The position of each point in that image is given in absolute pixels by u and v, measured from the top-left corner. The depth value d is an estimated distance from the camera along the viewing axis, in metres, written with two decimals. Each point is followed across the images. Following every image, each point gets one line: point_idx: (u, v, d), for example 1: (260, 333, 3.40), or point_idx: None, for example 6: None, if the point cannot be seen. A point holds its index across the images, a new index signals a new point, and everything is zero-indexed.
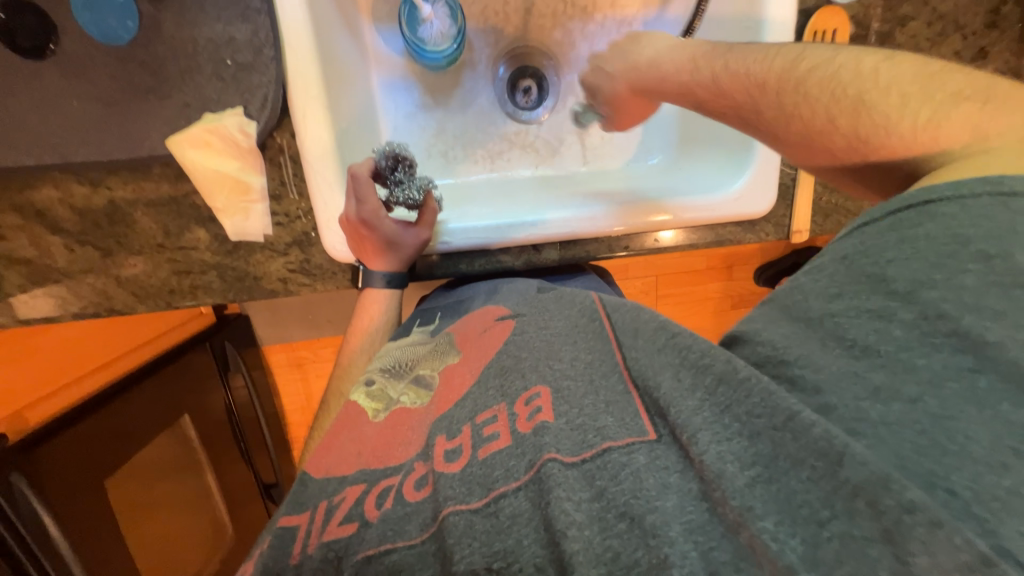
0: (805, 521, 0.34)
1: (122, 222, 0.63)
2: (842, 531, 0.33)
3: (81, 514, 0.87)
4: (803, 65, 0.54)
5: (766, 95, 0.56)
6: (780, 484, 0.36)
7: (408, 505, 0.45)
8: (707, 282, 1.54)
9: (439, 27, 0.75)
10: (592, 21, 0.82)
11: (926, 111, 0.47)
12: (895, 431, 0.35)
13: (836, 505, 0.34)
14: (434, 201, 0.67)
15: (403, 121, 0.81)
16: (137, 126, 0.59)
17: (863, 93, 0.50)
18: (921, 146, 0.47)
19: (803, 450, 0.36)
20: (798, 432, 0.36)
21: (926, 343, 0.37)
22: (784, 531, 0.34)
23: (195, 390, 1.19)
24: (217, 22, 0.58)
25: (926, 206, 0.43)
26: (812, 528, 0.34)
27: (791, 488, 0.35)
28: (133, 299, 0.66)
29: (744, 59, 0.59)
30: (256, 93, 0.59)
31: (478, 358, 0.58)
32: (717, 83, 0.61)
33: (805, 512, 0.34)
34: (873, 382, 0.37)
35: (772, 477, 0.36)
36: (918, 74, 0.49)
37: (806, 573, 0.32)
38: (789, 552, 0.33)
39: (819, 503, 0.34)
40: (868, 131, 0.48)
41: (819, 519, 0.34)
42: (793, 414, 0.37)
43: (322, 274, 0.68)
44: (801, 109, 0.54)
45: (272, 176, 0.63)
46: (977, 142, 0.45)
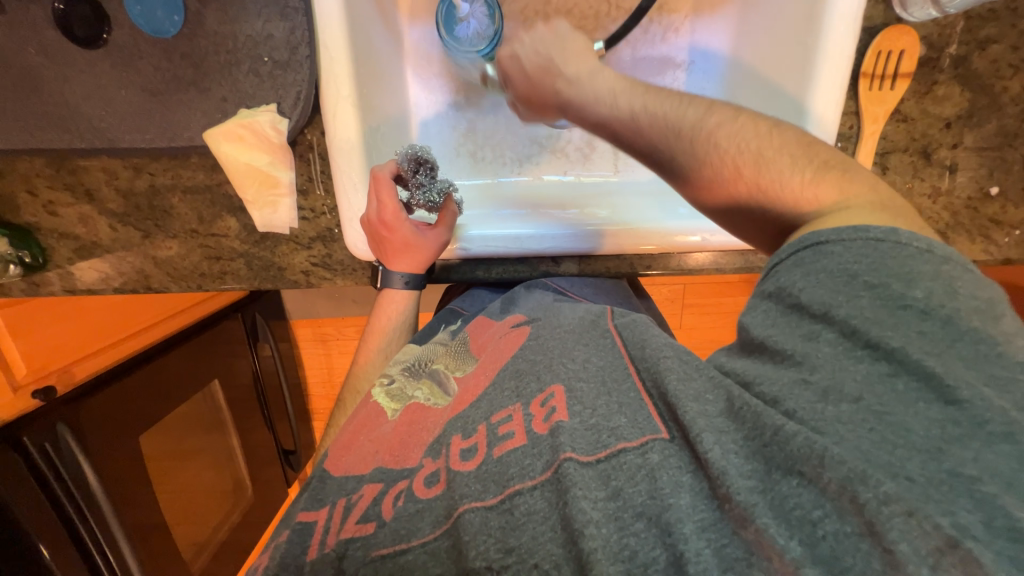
0: (799, 522, 0.33)
1: (161, 207, 0.66)
2: (835, 529, 0.32)
3: (119, 463, 0.95)
4: (711, 118, 0.48)
5: (680, 142, 0.49)
6: (774, 492, 0.35)
7: (420, 501, 0.47)
8: (736, 294, 1.48)
9: (475, 27, 0.74)
10: (637, 24, 0.77)
11: (810, 170, 0.45)
12: (851, 428, 0.33)
13: (827, 505, 0.32)
14: (453, 205, 0.68)
15: (435, 119, 0.81)
16: (177, 115, 0.61)
17: (761, 147, 0.46)
18: (805, 203, 0.45)
19: (790, 458, 0.34)
20: (783, 444, 0.35)
21: (849, 357, 0.36)
22: (783, 531, 0.33)
23: (225, 358, 1.25)
24: (256, 18, 0.58)
25: (818, 246, 0.41)
26: (807, 528, 0.33)
27: (782, 493, 0.34)
28: (167, 279, 0.69)
29: (662, 102, 0.50)
30: (289, 91, 0.60)
31: (493, 362, 0.59)
32: (636, 122, 0.50)
33: (798, 514, 0.33)
34: (818, 385, 0.36)
35: (767, 487, 0.35)
36: (800, 139, 0.47)
37: (812, 566, 0.32)
38: (794, 547, 0.32)
39: (811, 504, 0.33)
40: (772, 186, 0.46)
41: (812, 519, 0.33)
42: (779, 426, 0.36)
43: (342, 269, 0.69)
44: (711, 159, 0.48)
45: (300, 172, 0.64)
46: (843, 198, 0.44)
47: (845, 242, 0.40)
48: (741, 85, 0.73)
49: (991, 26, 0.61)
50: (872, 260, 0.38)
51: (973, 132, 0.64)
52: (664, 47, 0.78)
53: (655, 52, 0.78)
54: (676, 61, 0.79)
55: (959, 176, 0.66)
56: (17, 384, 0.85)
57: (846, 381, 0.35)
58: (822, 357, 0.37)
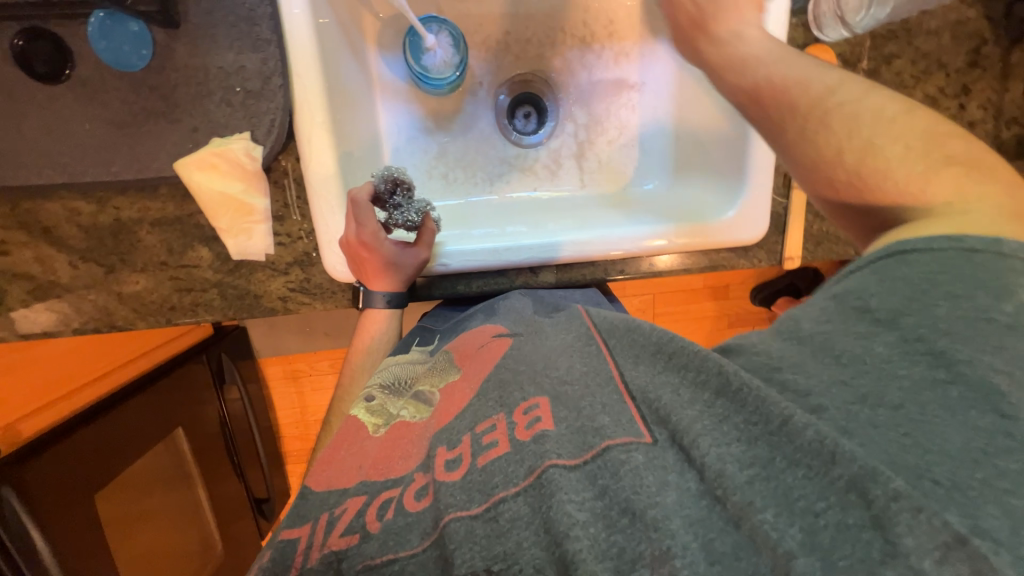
0: (802, 512, 0.35)
1: (128, 240, 0.64)
2: (837, 518, 0.34)
3: (73, 525, 0.87)
4: (834, 96, 0.53)
5: (793, 114, 0.54)
6: (777, 481, 0.37)
7: (409, 515, 0.46)
8: (702, 301, 1.56)
9: (442, 56, 0.78)
10: (591, 51, 0.85)
11: (921, 164, 0.49)
12: (882, 432, 0.37)
13: (830, 497, 0.35)
14: (432, 223, 0.69)
15: (406, 144, 0.83)
16: (145, 147, 0.60)
17: (875, 136, 0.50)
18: (911, 198, 0.49)
19: (799, 451, 0.37)
20: (793, 435, 0.37)
21: (907, 358, 0.40)
22: (783, 520, 0.35)
23: (189, 403, 1.18)
24: (228, 50, 0.60)
25: (904, 254, 0.45)
26: (809, 518, 0.35)
27: (788, 484, 0.36)
28: (134, 315, 0.66)
29: (790, 71, 0.56)
30: (263, 118, 0.61)
31: (475, 376, 0.57)
32: (757, 90, 0.57)
33: (802, 504, 0.35)
34: (858, 389, 0.39)
35: (769, 475, 0.37)
36: (927, 130, 0.50)
37: (806, 556, 0.33)
38: (789, 539, 0.34)
39: (815, 496, 0.35)
40: (875, 173, 0.50)
41: (815, 510, 0.35)
42: (788, 418, 0.38)
43: (322, 293, 0.69)
44: (821, 134, 0.53)
45: (276, 199, 0.65)
46: (959, 198, 0.47)
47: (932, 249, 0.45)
48: (688, 99, 0.83)
49: (892, 43, 0.71)
50: (950, 271, 0.43)
51: None
52: (617, 70, 0.85)
53: (609, 76, 0.86)
54: (630, 82, 0.86)
55: None
56: None
57: (888, 388, 0.38)
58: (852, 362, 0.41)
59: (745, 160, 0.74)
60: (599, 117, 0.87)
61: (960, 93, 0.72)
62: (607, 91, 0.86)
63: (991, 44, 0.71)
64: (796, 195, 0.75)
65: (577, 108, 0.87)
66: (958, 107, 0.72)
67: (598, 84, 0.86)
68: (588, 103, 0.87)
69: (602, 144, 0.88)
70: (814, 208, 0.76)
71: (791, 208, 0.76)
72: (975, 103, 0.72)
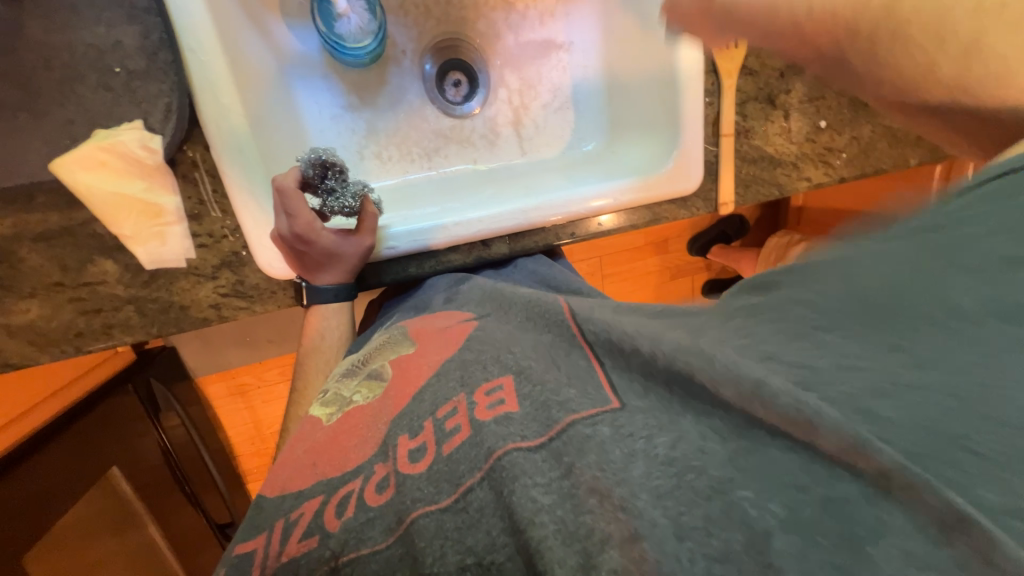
0: (784, 486, 0.33)
1: (6, 261, 0.54)
2: (823, 492, 0.32)
3: None
4: None
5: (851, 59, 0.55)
6: (759, 453, 0.35)
7: (370, 510, 0.43)
8: (646, 257, 1.62)
9: (357, 21, 0.71)
10: (514, 12, 0.83)
11: None
12: (928, 394, 0.32)
13: (815, 470, 0.33)
14: (373, 206, 0.63)
15: (330, 123, 0.76)
16: (8, 148, 0.50)
17: None
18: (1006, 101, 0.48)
19: (779, 419, 0.34)
20: (770, 399, 0.34)
21: (990, 307, 0.34)
22: (763, 496, 0.33)
23: (120, 437, 1.10)
24: (96, 24, 0.50)
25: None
26: (791, 492, 0.33)
27: (769, 457, 0.34)
28: (31, 349, 0.57)
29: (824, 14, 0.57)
30: (155, 103, 0.53)
31: (433, 355, 0.55)
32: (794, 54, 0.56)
33: (781, 475, 0.33)
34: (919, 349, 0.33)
35: (750, 447, 0.35)
36: None
37: (784, 533, 0.31)
38: (768, 515, 0.32)
39: (799, 470, 0.33)
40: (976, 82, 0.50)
41: (798, 484, 0.33)
42: (761, 381, 0.35)
43: (260, 295, 0.62)
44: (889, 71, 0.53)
45: (188, 195, 0.56)
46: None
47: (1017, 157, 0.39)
48: (616, 54, 0.83)
49: None
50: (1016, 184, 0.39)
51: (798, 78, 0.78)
52: (543, 31, 0.84)
53: (536, 37, 0.84)
54: (557, 42, 0.85)
55: (795, 116, 0.80)
56: None
57: None
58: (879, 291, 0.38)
59: (676, 116, 0.76)
60: (531, 81, 0.86)
61: None
62: (534, 53, 0.85)
63: None
64: (725, 142, 0.78)
65: (508, 73, 0.85)
66: None
67: (525, 47, 0.85)
68: (518, 67, 0.85)
69: (536, 110, 0.87)
70: (739, 153, 0.80)
71: (722, 154, 0.79)
72: None
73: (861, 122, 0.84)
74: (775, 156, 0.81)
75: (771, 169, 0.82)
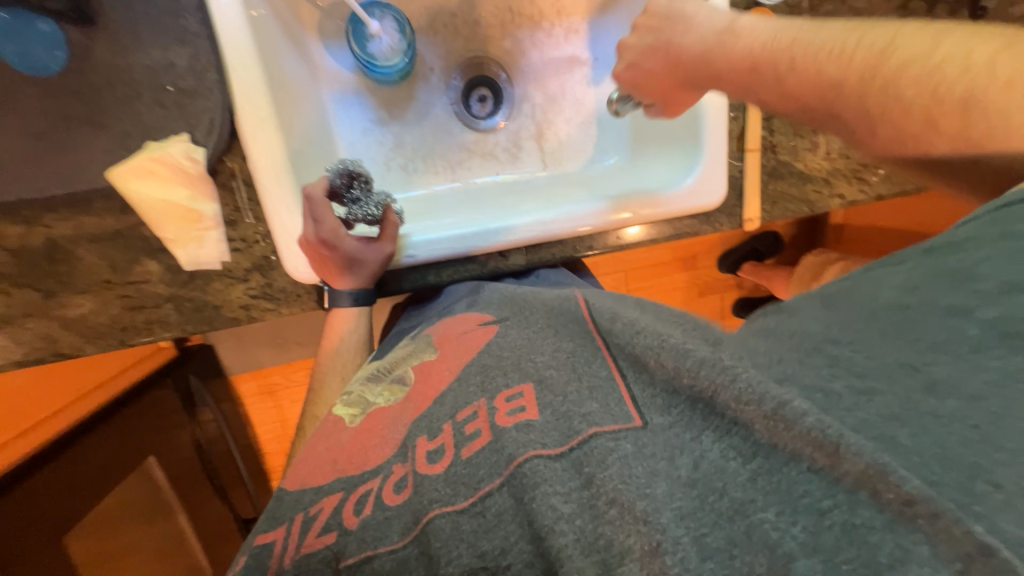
0: (806, 509, 0.31)
1: (64, 260, 0.59)
2: (843, 519, 0.30)
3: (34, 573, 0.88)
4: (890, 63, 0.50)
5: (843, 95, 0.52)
6: (781, 475, 0.33)
7: (389, 509, 0.45)
8: (674, 272, 1.59)
9: (389, 42, 0.74)
10: (540, 29, 0.85)
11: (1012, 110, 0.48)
12: (947, 424, 0.32)
13: (838, 496, 0.31)
14: (394, 215, 0.66)
15: (360, 137, 0.81)
16: (73, 158, 0.56)
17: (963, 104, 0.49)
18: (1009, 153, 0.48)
19: (798, 441, 0.32)
20: (789, 421, 0.32)
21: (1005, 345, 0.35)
22: (785, 519, 0.32)
23: (158, 431, 1.18)
24: (154, 47, 0.55)
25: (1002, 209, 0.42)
26: (814, 517, 0.31)
27: (790, 479, 0.32)
28: (82, 340, 0.62)
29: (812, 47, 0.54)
30: (201, 118, 0.57)
31: (455, 359, 0.56)
32: (782, 85, 0.56)
33: (807, 500, 0.32)
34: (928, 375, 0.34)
35: (771, 468, 0.33)
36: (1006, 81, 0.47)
37: (806, 557, 0.30)
38: (789, 539, 0.31)
39: (820, 494, 0.31)
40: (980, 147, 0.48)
41: (820, 509, 0.31)
42: (783, 401, 0.33)
43: (286, 297, 0.65)
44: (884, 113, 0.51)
45: (225, 203, 0.61)
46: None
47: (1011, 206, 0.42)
48: None
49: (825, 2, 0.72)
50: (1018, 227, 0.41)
51: None
52: (568, 48, 0.86)
53: (560, 54, 0.86)
54: (581, 58, 0.86)
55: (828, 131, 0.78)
56: None
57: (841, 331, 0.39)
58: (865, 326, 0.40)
59: (699, 133, 0.75)
60: (554, 96, 0.88)
61: None
62: (558, 69, 0.87)
63: None
64: (750, 157, 0.77)
65: (532, 89, 0.87)
66: None
67: (550, 63, 0.86)
68: (542, 83, 0.87)
69: (559, 125, 0.89)
70: (766, 169, 0.78)
71: (747, 169, 0.77)
72: None
73: None
74: (805, 172, 0.79)
75: (800, 185, 0.80)
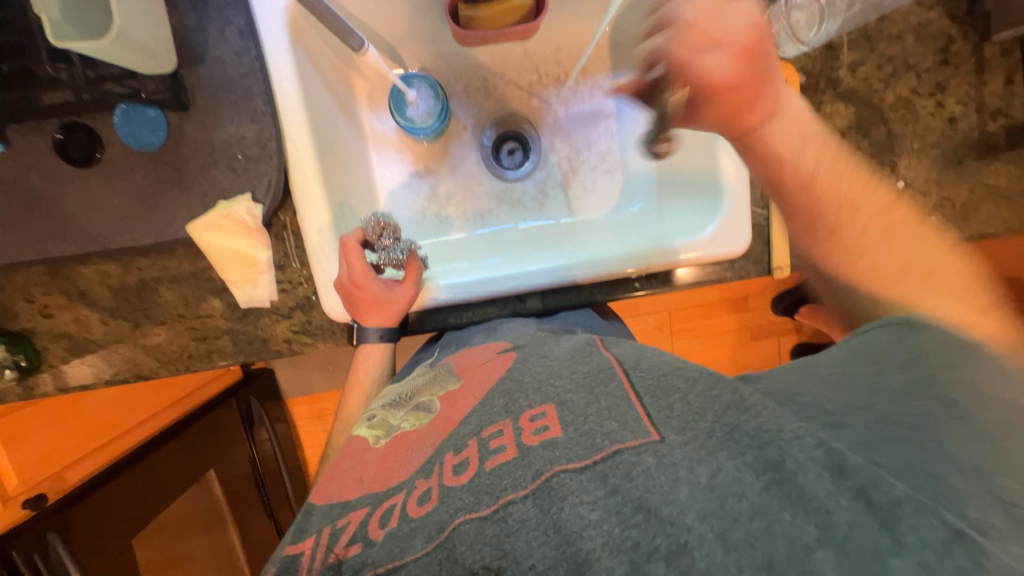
0: (816, 510, 0.38)
1: (149, 297, 0.71)
2: (849, 518, 0.37)
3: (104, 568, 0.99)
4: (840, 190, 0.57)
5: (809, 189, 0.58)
6: (791, 484, 0.40)
7: (413, 520, 0.47)
8: (721, 314, 1.53)
9: (424, 107, 0.84)
10: (565, 88, 0.91)
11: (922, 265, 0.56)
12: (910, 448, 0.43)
13: (841, 499, 0.38)
14: (418, 261, 0.72)
15: (400, 189, 0.89)
16: (163, 214, 0.67)
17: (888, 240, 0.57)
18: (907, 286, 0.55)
19: (810, 458, 0.40)
20: (806, 444, 0.41)
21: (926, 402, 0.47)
22: (800, 520, 0.38)
23: (220, 445, 1.29)
24: (229, 124, 0.66)
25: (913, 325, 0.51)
26: (823, 516, 0.38)
27: (803, 486, 0.39)
28: (157, 364, 0.73)
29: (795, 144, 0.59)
30: (261, 181, 0.68)
31: (479, 384, 0.60)
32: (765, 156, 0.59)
33: (816, 504, 0.38)
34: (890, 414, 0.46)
35: (783, 479, 0.40)
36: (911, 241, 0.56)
37: (822, 550, 0.37)
38: (806, 534, 0.37)
39: (826, 497, 0.38)
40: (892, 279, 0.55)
41: (827, 509, 0.38)
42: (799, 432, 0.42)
43: (322, 333, 0.73)
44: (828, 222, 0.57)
45: (276, 250, 0.70)
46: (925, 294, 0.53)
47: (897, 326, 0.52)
48: None
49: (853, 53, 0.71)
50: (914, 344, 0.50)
51: (866, 139, 0.73)
52: (592, 103, 0.91)
53: (585, 108, 0.91)
54: (605, 112, 0.91)
55: None
56: (10, 495, 0.91)
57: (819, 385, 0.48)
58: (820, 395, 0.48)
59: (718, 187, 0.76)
60: (579, 147, 0.92)
61: (934, 91, 0.72)
62: (583, 123, 0.91)
63: (959, 41, 0.71)
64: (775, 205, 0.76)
65: (558, 141, 0.92)
66: (934, 105, 0.72)
67: (575, 118, 0.92)
68: (567, 135, 0.92)
69: (584, 174, 0.92)
70: None
71: (772, 217, 0.76)
72: (951, 99, 0.72)
73: (955, 182, 0.74)
74: None
75: None
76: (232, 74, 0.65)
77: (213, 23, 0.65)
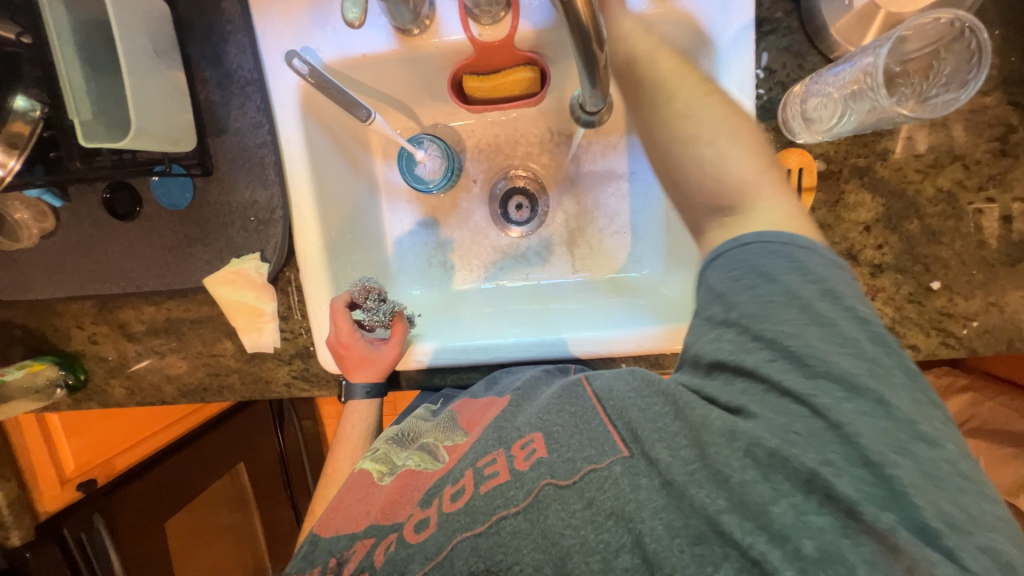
0: (722, 483, 0.45)
1: (175, 333, 0.79)
2: (746, 482, 0.44)
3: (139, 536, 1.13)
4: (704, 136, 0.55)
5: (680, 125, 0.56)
6: (711, 463, 0.46)
7: (410, 546, 0.54)
8: None
9: (431, 166, 0.84)
10: (579, 145, 0.88)
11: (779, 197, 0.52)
12: (804, 416, 0.44)
13: (750, 471, 0.44)
14: (402, 322, 0.75)
15: (409, 238, 0.88)
16: (185, 265, 0.75)
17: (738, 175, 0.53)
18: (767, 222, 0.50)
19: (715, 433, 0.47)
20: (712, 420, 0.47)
21: (815, 373, 0.43)
22: (717, 493, 0.45)
23: (251, 442, 1.42)
24: (245, 189, 0.73)
25: (803, 248, 0.48)
26: (727, 486, 0.45)
27: (717, 463, 0.46)
28: (179, 392, 0.81)
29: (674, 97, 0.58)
30: (270, 242, 0.74)
31: (478, 423, 0.65)
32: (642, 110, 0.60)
33: (723, 477, 0.45)
34: (805, 373, 0.44)
35: (703, 459, 0.47)
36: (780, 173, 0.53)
37: (732, 515, 0.44)
38: (717, 505, 0.45)
39: (735, 468, 0.45)
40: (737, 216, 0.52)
41: (730, 475, 0.45)
42: (705, 418, 0.48)
43: (318, 380, 0.78)
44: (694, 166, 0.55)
45: (282, 302, 0.76)
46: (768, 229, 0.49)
47: (748, 246, 0.49)
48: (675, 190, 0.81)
49: (886, 140, 0.64)
50: (750, 267, 0.48)
51: (895, 234, 0.65)
52: (607, 162, 0.88)
53: (599, 168, 0.88)
54: (619, 172, 0.87)
55: (889, 275, 0.66)
56: (67, 477, 1.04)
57: (714, 361, 0.49)
58: (716, 386, 0.49)
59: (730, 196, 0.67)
60: (589, 207, 0.89)
61: (984, 185, 0.63)
62: (597, 182, 0.89)
63: (1021, 130, 0.62)
64: None
65: (566, 199, 0.90)
66: (983, 201, 0.64)
67: (589, 176, 0.89)
68: (577, 193, 0.89)
69: (591, 233, 0.89)
70: None
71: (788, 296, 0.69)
72: (1007, 196, 0.63)
73: (1008, 288, 0.65)
74: None
75: None
76: (248, 143, 0.72)
77: (235, 98, 0.72)
